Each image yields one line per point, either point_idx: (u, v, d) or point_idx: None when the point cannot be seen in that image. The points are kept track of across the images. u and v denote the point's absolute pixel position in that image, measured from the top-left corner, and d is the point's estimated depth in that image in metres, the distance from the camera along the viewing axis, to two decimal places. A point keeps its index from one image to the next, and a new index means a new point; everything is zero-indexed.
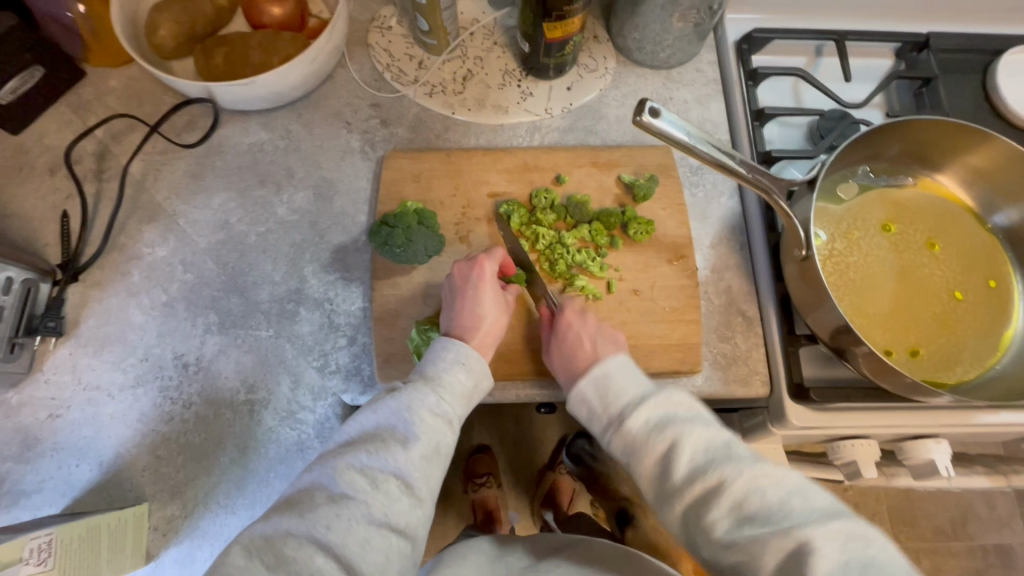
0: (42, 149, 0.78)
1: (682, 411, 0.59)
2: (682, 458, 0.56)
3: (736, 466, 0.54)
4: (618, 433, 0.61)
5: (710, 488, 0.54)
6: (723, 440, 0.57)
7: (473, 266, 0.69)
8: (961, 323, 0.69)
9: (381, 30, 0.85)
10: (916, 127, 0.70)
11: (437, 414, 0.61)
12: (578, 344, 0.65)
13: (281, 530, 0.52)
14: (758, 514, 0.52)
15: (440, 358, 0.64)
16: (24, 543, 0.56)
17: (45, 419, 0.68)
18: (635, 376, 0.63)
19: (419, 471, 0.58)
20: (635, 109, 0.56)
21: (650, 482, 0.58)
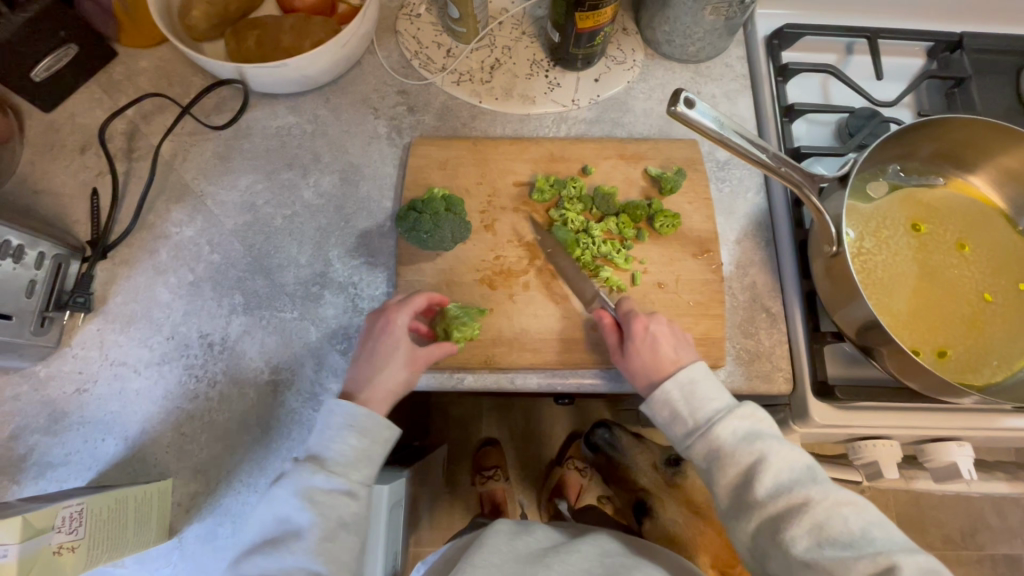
0: (73, 126, 0.79)
1: (765, 427, 0.60)
2: (765, 473, 0.57)
3: (819, 489, 0.56)
4: (704, 439, 0.60)
5: (793, 505, 0.55)
6: (805, 463, 0.58)
7: (380, 320, 0.67)
8: (990, 324, 0.68)
9: (410, 17, 0.85)
10: (951, 126, 0.69)
11: (330, 488, 0.63)
12: (659, 347, 0.65)
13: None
14: (839, 536, 0.53)
15: (325, 432, 0.65)
16: (57, 511, 0.56)
17: (72, 393, 0.69)
18: (716, 387, 0.63)
19: (323, 555, 0.62)
20: (670, 99, 0.56)
21: (726, 494, 0.59)
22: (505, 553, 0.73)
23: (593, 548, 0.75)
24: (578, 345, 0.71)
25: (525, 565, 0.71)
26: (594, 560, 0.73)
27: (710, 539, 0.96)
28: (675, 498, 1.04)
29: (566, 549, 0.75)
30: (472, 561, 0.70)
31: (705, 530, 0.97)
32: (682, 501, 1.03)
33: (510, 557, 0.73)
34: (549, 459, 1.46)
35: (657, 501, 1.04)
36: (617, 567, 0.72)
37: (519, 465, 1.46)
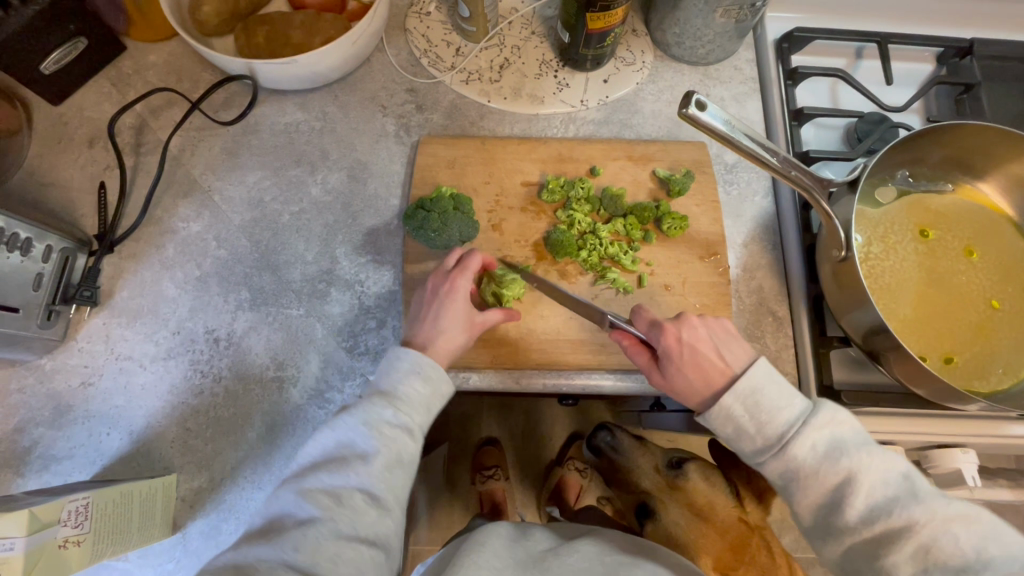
0: (81, 120, 0.79)
1: (850, 433, 0.55)
2: (855, 494, 0.52)
3: (921, 506, 0.51)
4: (778, 460, 0.56)
5: (891, 529, 0.51)
6: (900, 471, 0.53)
7: (446, 280, 0.68)
8: (997, 332, 0.68)
9: (419, 15, 0.85)
10: (961, 132, 0.69)
11: (395, 423, 0.59)
12: (702, 357, 0.61)
13: (252, 557, 0.51)
14: (949, 561, 0.49)
15: (394, 369, 0.62)
16: (63, 505, 0.56)
17: (77, 386, 0.69)
18: (786, 390, 0.58)
19: (384, 483, 0.57)
20: (682, 101, 0.55)
21: (810, 514, 0.55)
22: (506, 556, 0.73)
23: (592, 548, 0.76)
24: (584, 346, 0.71)
25: (526, 567, 0.71)
26: (594, 559, 0.73)
27: (711, 539, 0.89)
28: (677, 500, 0.96)
29: (567, 550, 0.75)
30: (474, 559, 0.70)
31: (708, 532, 0.90)
32: (683, 503, 0.95)
33: (512, 560, 0.73)
34: (550, 459, 1.46)
35: (658, 504, 0.99)
36: (616, 565, 0.72)
37: (519, 465, 1.46)
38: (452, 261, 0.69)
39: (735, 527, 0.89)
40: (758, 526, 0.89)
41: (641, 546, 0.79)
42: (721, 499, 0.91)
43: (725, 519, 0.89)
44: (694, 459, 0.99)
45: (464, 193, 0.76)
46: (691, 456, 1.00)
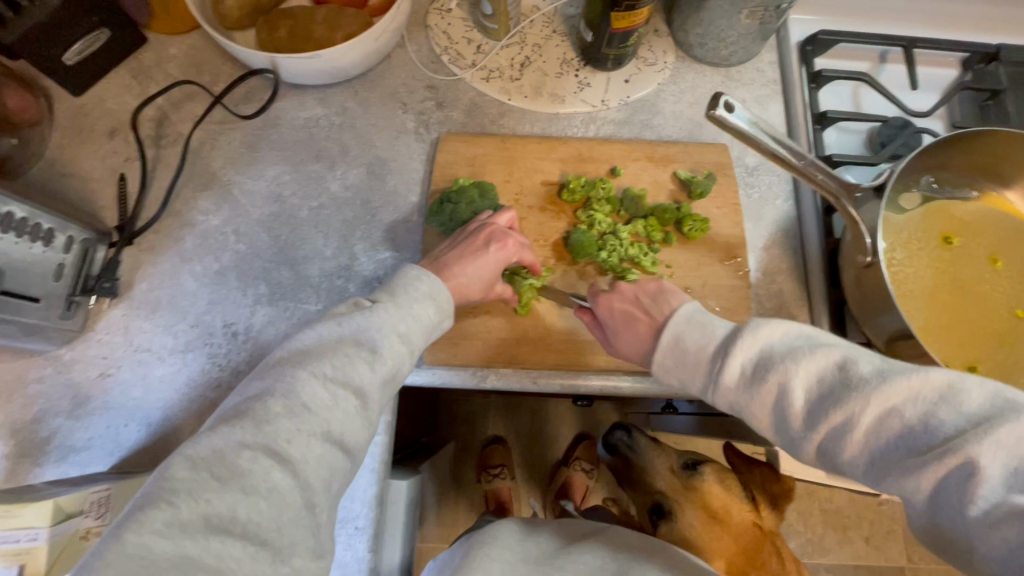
0: (102, 111, 0.79)
1: (778, 340, 0.51)
2: (792, 402, 0.48)
3: (856, 393, 0.45)
4: (718, 389, 0.53)
5: (836, 424, 0.45)
6: (835, 362, 0.47)
7: (469, 250, 0.68)
8: (1021, 340, 0.68)
9: (440, 12, 0.85)
10: (989, 138, 0.69)
11: (403, 338, 0.60)
12: (631, 314, 0.63)
13: (232, 444, 0.48)
14: (899, 440, 0.43)
15: (411, 289, 0.63)
16: (84, 497, 0.56)
17: (96, 377, 0.69)
18: (707, 323, 0.56)
19: (378, 394, 0.56)
20: (710, 103, 0.55)
21: (771, 431, 0.51)
22: (516, 550, 0.73)
23: (602, 546, 0.76)
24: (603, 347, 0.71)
25: (536, 561, 0.72)
26: (606, 558, 0.73)
27: (725, 543, 0.88)
28: (692, 501, 0.95)
29: (576, 548, 0.74)
30: (482, 557, 0.70)
31: (723, 535, 0.89)
32: (699, 504, 0.94)
33: (522, 555, 0.73)
34: (557, 459, 1.46)
35: (675, 505, 0.97)
36: (625, 561, 0.73)
37: (526, 465, 1.46)
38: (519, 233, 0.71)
39: (748, 531, 0.89)
40: (770, 532, 0.89)
41: (651, 543, 0.79)
42: (736, 502, 0.90)
43: (740, 524, 0.89)
44: (709, 462, 0.99)
45: (485, 180, 0.76)
46: (707, 460, 1.00)
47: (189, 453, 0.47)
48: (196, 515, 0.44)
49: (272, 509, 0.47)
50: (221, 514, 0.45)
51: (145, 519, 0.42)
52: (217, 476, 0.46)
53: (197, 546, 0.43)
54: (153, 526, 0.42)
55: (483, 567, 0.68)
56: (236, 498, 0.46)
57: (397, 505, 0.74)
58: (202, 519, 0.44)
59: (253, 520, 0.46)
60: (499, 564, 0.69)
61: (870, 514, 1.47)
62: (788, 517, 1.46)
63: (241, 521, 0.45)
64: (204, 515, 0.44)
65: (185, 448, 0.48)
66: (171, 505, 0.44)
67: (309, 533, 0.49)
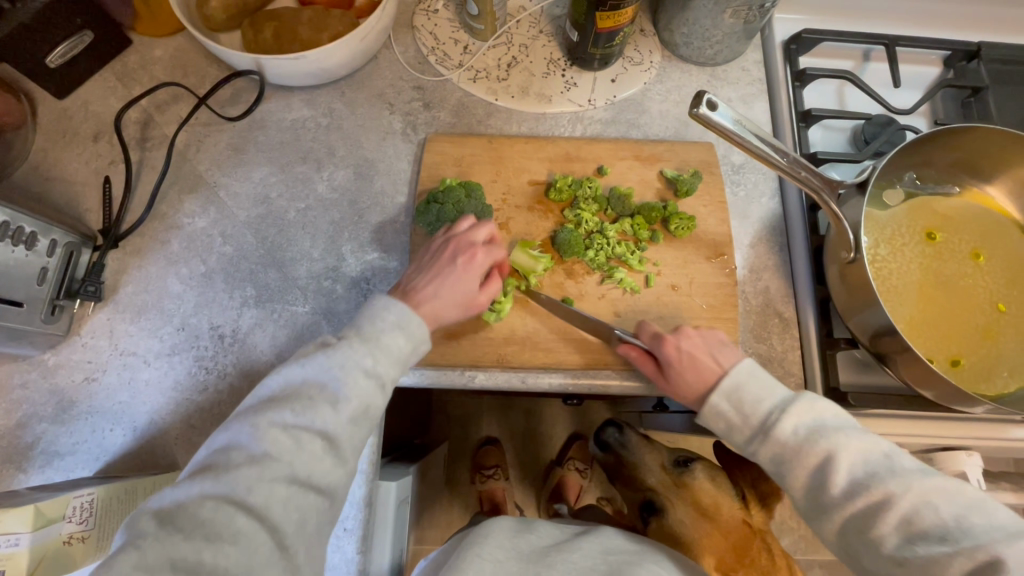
0: (86, 114, 0.78)
1: (830, 418, 0.57)
2: (835, 471, 0.53)
3: (900, 479, 0.51)
4: (766, 444, 0.58)
5: (874, 503, 0.51)
6: (882, 451, 0.54)
7: (436, 270, 0.67)
8: (1004, 334, 0.68)
9: (427, 13, 0.85)
10: (970, 135, 0.69)
11: (371, 374, 0.57)
12: (698, 359, 0.64)
13: (195, 496, 0.48)
14: (931, 530, 0.49)
15: (380, 319, 0.61)
16: (68, 501, 0.56)
17: (81, 382, 0.69)
18: (768, 382, 0.60)
19: (346, 433, 0.55)
20: (693, 101, 0.55)
21: (802, 494, 0.56)
22: (509, 549, 0.73)
23: (596, 546, 0.75)
24: (591, 346, 0.71)
25: (530, 559, 0.72)
26: (597, 557, 0.73)
27: (715, 540, 0.89)
28: (682, 499, 0.95)
29: (568, 548, 0.74)
30: (472, 557, 0.70)
31: (713, 531, 0.89)
32: (689, 501, 0.94)
33: (515, 554, 0.73)
34: (551, 459, 1.46)
35: (666, 503, 0.98)
36: (622, 563, 0.71)
37: (520, 466, 1.46)
38: (479, 241, 0.69)
39: (737, 529, 0.88)
40: (761, 530, 0.89)
41: (642, 547, 0.77)
42: (726, 500, 0.90)
43: (729, 520, 0.89)
44: (702, 461, 0.99)
45: (472, 181, 0.77)
46: (699, 459, 1.00)
47: (157, 506, 0.48)
48: (162, 560, 0.45)
49: (241, 555, 0.47)
50: (186, 559, 0.45)
51: (114, 564, 0.44)
52: (180, 530, 0.46)
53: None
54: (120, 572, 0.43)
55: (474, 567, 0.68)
56: (199, 545, 0.46)
57: (387, 510, 0.75)
58: (168, 563, 0.45)
59: (221, 566, 0.46)
60: (491, 563, 0.69)
61: None
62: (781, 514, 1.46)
63: (208, 567, 0.45)
64: (170, 560, 0.45)
65: (151, 503, 0.49)
66: (138, 550, 0.45)
67: None
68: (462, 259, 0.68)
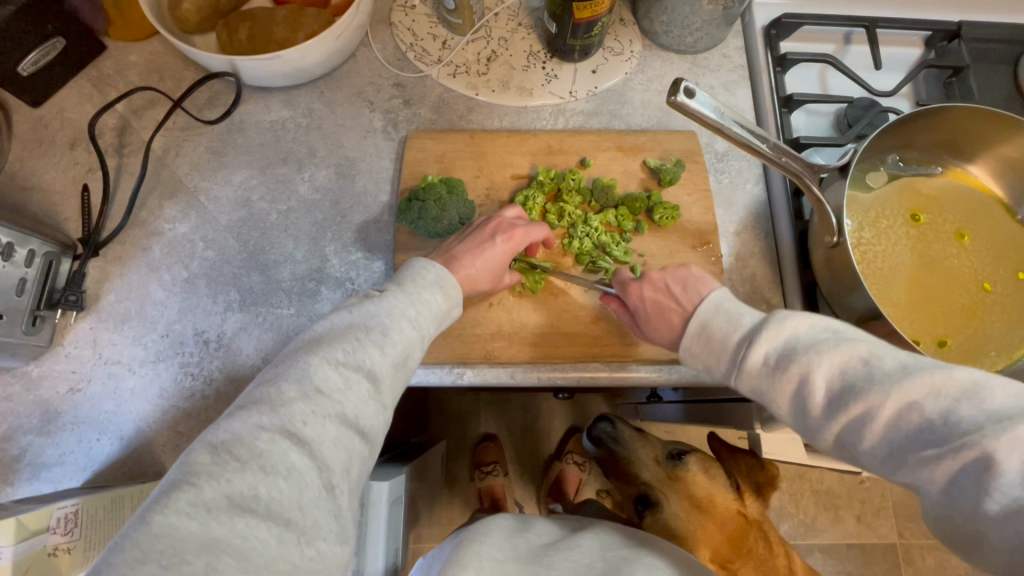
0: (61, 122, 0.77)
1: (804, 334, 0.51)
2: (813, 391, 0.49)
3: (877, 386, 0.45)
4: (741, 378, 0.54)
5: (856, 417, 0.46)
6: (859, 357, 0.48)
7: (474, 242, 0.68)
8: (990, 313, 0.69)
9: (405, 9, 0.84)
10: (950, 115, 0.69)
11: (413, 324, 0.58)
12: (661, 304, 0.64)
13: (250, 428, 0.47)
14: (918, 433, 0.43)
15: (419, 277, 0.62)
16: (50, 512, 0.55)
17: (65, 393, 0.68)
18: (735, 313, 0.57)
19: (390, 378, 0.54)
20: (670, 89, 0.54)
21: (790, 418, 0.52)
22: (507, 548, 0.72)
23: (594, 542, 0.75)
24: (577, 339, 0.71)
25: (527, 560, 0.71)
26: (595, 554, 0.72)
27: (710, 532, 0.89)
28: (677, 491, 0.95)
29: (567, 544, 0.74)
30: (470, 554, 0.69)
31: (708, 524, 0.89)
32: (683, 493, 0.94)
33: (514, 553, 0.72)
34: (549, 454, 1.46)
35: (661, 495, 0.97)
36: (619, 560, 0.71)
37: (518, 461, 1.46)
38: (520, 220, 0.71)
39: (730, 518, 0.89)
40: (755, 521, 0.91)
41: (642, 540, 0.78)
42: (720, 490, 0.91)
43: (724, 511, 0.90)
44: (697, 453, 0.99)
45: (454, 176, 0.76)
46: (693, 452, 0.99)
47: (212, 439, 0.46)
48: (219, 495, 0.43)
49: (293, 489, 0.45)
50: (243, 493, 0.44)
51: (170, 500, 0.42)
52: (236, 459, 0.45)
53: (221, 525, 0.42)
54: (177, 506, 0.42)
55: (473, 564, 0.67)
56: (256, 478, 0.44)
57: (379, 510, 0.75)
58: (225, 498, 0.43)
59: (274, 499, 0.45)
60: (489, 562, 0.68)
61: (860, 492, 1.49)
62: (780, 500, 1.47)
63: (263, 499, 0.44)
64: (226, 495, 0.43)
65: (206, 435, 0.47)
66: (194, 486, 0.43)
67: (331, 516, 0.47)
68: (504, 231, 0.69)
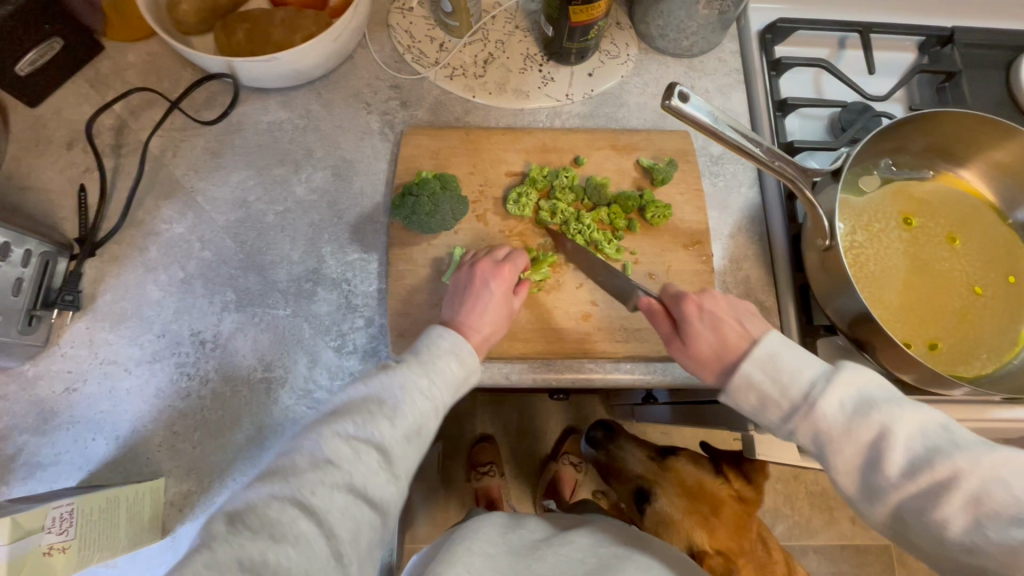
0: (59, 122, 0.77)
1: (875, 389, 0.53)
2: (890, 451, 0.50)
3: (963, 454, 0.48)
4: (806, 422, 0.54)
5: (938, 482, 0.48)
6: (937, 423, 0.51)
7: (474, 295, 0.66)
8: (980, 317, 0.69)
9: (402, 11, 0.84)
10: (941, 120, 0.70)
11: (427, 396, 0.59)
12: (721, 325, 0.62)
13: (265, 496, 0.50)
14: (1003, 510, 0.46)
15: (434, 344, 0.63)
16: (46, 512, 0.56)
17: (61, 392, 0.68)
18: (803, 352, 0.58)
19: (402, 449, 0.56)
20: (665, 93, 0.55)
21: (851, 477, 0.53)
22: (500, 544, 0.73)
23: (586, 540, 0.75)
24: (570, 336, 0.71)
25: (517, 554, 0.71)
26: (587, 551, 0.73)
27: (701, 515, 0.89)
28: (668, 481, 0.96)
29: (559, 541, 0.75)
30: (462, 552, 0.69)
31: (699, 508, 0.90)
32: (674, 482, 0.95)
33: (505, 548, 0.72)
34: (545, 454, 1.47)
35: (657, 489, 0.97)
36: (611, 556, 0.71)
37: (514, 460, 1.46)
38: (500, 255, 0.70)
39: (728, 504, 0.89)
40: (750, 505, 0.90)
41: (636, 539, 0.79)
42: (709, 477, 0.92)
43: (715, 495, 0.90)
44: (685, 451, 1.02)
45: (448, 173, 0.76)
46: (682, 450, 1.03)
47: (228, 508, 0.49)
48: (231, 557, 0.46)
49: (301, 557, 0.48)
50: (252, 557, 0.46)
51: (188, 562, 0.45)
52: (248, 528, 0.48)
53: None
54: (193, 567, 0.45)
55: (463, 563, 0.66)
56: (265, 544, 0.47)
57: None
58: (236, 561, 0.46)
59: (282, 565, 0.47)
60: (480, 557, 0.68)
61: None
62: (775, 502, 1.48)
63: (272, 565, 0.47)
64: (239, 558, 0.46)
65: (225, 504, 0.50)
66: (209, 549, 0.46)
67: None
68: (500, 277, 0.68)
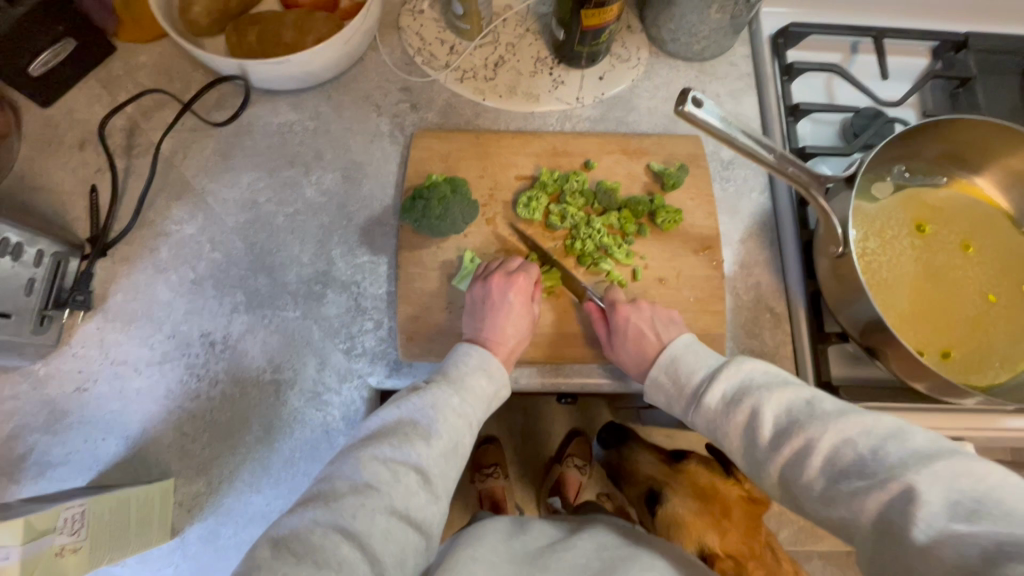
0: (70, 122, 0.77)
1: (758, 375, 0.58)
2: (761, 424, 0.55)
3: (817, 422, 0.52)
4: (698, 413, 0.61)
5: (798, 450, 0.52)
6: (804, 398, 0.55)
7: (495, 311, 0.66)
8: (993, 326, 0.69)
9: (413, 13, 0.84)
10: (956, 127, 0.69)
11: (459, 414, 0.60)
12: (641, 333, 0.66)
13: (307, 522, 0.50)
14: (850, 466, 0.48)
15: (462, 364, 0.64)
16: (59, 513, 0.55)
17: (72, 392, 0.69)
18: (702, 353, 0.64)
19: (439, 468, 0.57)
20: (678, 98, 0.54)
21: (739, 455, 0.57)
22: (503, 551, 0.72)
23: (592, 544, 0.75)
24: (578, 341, 0.72)
25: (522, 562, 0.70)
26: (592, 555, 0.72)
27: (714, 516, 0.89)
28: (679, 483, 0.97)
29: (565, 546, 0.74)
30: (466, 558, 0.68)
31: (711, 508, 0.90)
32: (685, 484, 0.95)
33: (508, 555, 0.71)
34: (549, 456, 1.46)
35: (668, 490, 0.97)
36: (617, 559, 0.71)
37: (519, 462, 1.46)
38: (511, 267, 0.70)
39: (737, 505, 0.90)
40: (756, 508, 0.91)
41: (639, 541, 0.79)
42: (720, 478, 0.93)
43: (726, 497, 0.90)
44: (694, 453, 1.02)
45: (459, 176, 0.76)
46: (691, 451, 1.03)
47: (273, 535, 0.49)
48: None
49: None
50: None
51: None
52: (294, 553, 0.47)
53: None
54: None
55: (468, 568, 0.65)
56: (310, 571, 0.46)
57: None
58: None
59: None
60: (484, 564, 0.67)
61: None
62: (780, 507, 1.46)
63: None
64: None
65: (269, 531, 0.50)
66: None
67: None
68: (519, 289, 0.68)
